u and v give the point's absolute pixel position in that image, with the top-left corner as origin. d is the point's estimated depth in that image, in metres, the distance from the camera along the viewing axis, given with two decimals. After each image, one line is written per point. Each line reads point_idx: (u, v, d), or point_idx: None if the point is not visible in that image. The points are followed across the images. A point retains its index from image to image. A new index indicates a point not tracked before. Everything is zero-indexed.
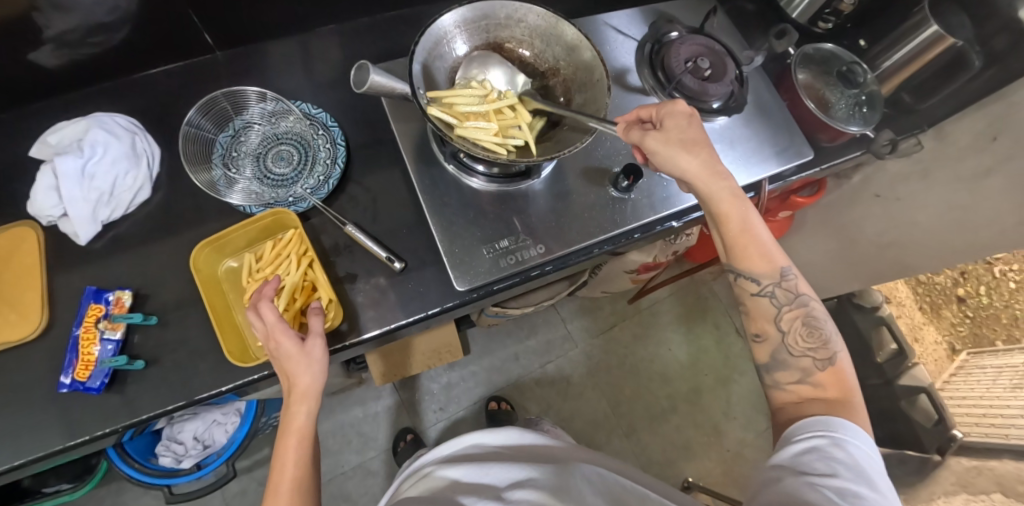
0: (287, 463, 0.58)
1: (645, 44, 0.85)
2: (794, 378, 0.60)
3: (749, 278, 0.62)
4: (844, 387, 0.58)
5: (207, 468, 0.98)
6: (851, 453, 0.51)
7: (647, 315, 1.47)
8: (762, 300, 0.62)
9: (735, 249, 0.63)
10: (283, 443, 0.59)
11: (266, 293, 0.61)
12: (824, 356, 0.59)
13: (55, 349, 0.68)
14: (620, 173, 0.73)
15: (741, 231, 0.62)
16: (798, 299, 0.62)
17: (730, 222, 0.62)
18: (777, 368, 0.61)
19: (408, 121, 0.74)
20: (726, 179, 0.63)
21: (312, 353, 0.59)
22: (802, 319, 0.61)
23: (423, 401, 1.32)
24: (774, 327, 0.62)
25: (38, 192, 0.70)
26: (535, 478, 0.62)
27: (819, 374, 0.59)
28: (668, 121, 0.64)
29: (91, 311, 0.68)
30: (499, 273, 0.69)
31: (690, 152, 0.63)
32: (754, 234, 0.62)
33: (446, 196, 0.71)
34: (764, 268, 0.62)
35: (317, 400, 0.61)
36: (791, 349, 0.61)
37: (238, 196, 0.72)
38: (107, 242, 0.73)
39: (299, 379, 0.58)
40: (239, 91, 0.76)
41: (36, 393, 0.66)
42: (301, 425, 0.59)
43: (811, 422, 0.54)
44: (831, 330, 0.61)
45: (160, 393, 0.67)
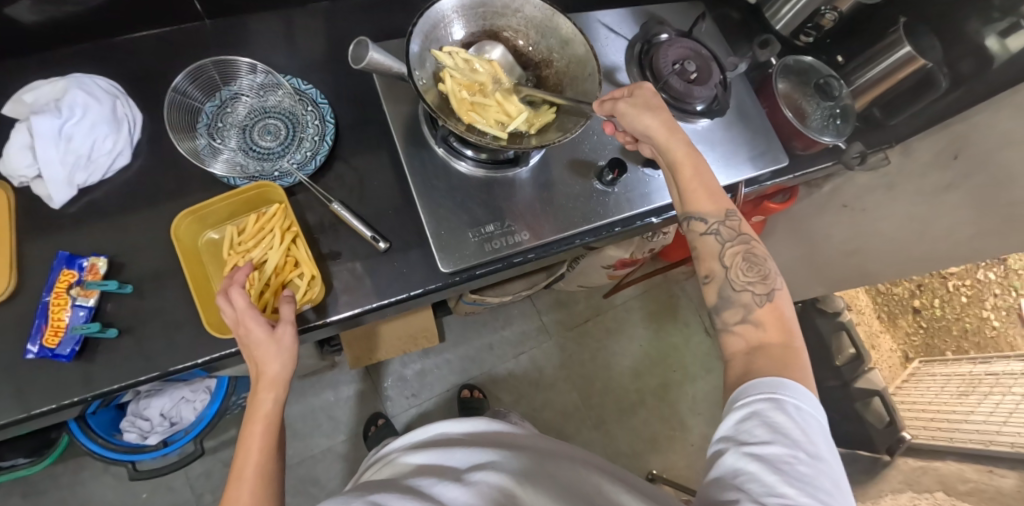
0: (251, 451, 0.56)
1: (635, 44, 0.87)
2: (738, 317, 0.60)
3: (697, 217, 0.63)
4: (786, 330, 0.58)
5: (174, 445, 0.98)
6: (792, 415, 0.50)
7: (620, 311, 1.50)
8: (708, 237, 0.63)
9: (685, 195, 0.65)
10: (248, 430, 0.57)
11: (237, 278, 0.60)
12: (763, 291, 0.60)
13: (23, 314, 0.66)
14: (606, 166, 0.75)
15: (692, 178, 0.64)
16: (740, 237, 0.63)
17: (683, 168, 0.65)
18: (724, 307, 0.61)
19: (399, 103, 0.74)
20: (681, 133, 0.65)
21: (282, 340, 0.58)
22: (743, 254, 0.62)
23: (396, 387, 1.32)
24: (720, 265, 0.63)
25: (12, 151, 0.68)
26: (498, 463, 0.60)
27: (759, 311, 0.59)
28: (637, 91, 0.66)
29: (63, 277, 0.66)
30: (483, 257, 0.70)
31: (652, 114, 0.65)
32: (705, 180, 0.64)
33: (434, 179, 0.72)
34: (712, 206, 0.63)
35: (285, 387, 0.60)
36: (734, 284, 0.61)
37: (221, 166, 0.72)
38: (82, 207, 0.71)
39: (267, 366, 0.58)
40: (230, 60, 0.76)
41: (1, 358, 0.64)
42: (268, 412, 0.58)
43: (756, 383, 0.53)
44: (773, 267, 0.62)
45: (132, 363, 0.66)
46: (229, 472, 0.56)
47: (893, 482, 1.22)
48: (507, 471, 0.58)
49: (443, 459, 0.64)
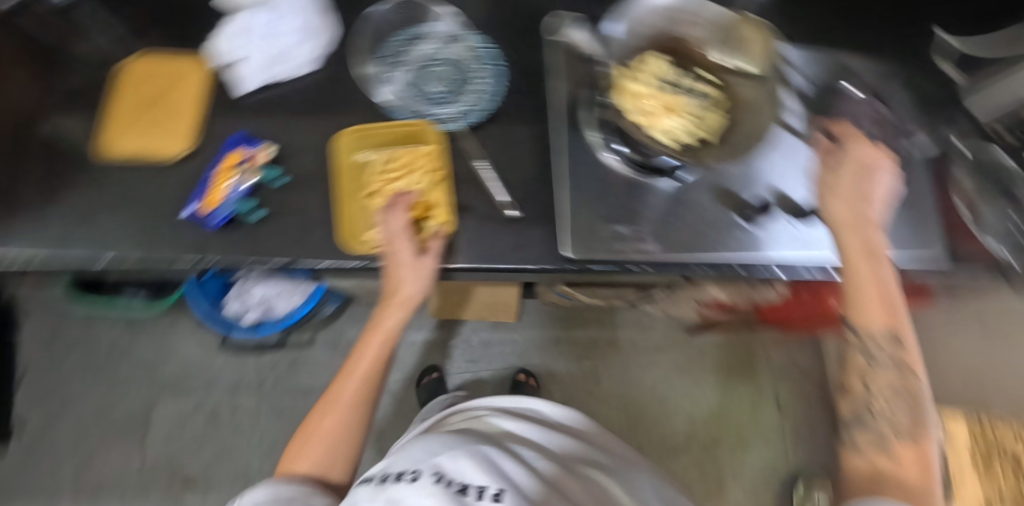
0: (366, 355, 0.65)
1: (813, 91, 0.83)
2: (868, 440, 0.61)
3: (856, 330, 0.63)
4: (925, 474, 0.57)
5: (265, 329, 1.07)
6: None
7: (696, 352, 1.44)
8: (858, 354, 0.63)
9: (850, 298, 0.63)
10: (368, 337, 0.66)
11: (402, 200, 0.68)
12: (907, 430, 0.60)
13: (193, 176, 0.75)
14: (754, 205, 0.71)
15: (867, 281, 0.62)
16: (901, 366, 0.61)
17: (859, 273, 0.62)
18: (856, 425, 0.63)
19: (564, 82, 0.76)
20: (868, 233, 0.64)
21: (421, 269, 0.65)
22: (894, 384, 0.62)
23: (458, 347, 1.37)
24: (862, 384, 0.64)
25: (224, 37, 0.79)
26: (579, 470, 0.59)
27: (896, 445, 0.60)
28: (844, 173, 0.67)
29: (235, 154, 0.73)
30: (605, 254, 0.69)
31: (846, 202, 0.65)
32: (883, 289, 0.61)
33: (578, 166, 0.72)
34: (878, 319, 0.61)
35: (410, 311, 0.66)
36: (874, 409, 0.62)
37: (390, 95, 0.77)
38: (264, 99, 0.78)
39: (403, 287, 0.64)
40: (422, 7, 0.82)
41: (167, 208, 0.73)
42: (388, 327, 0.65)
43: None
44: (922, 403, 0.61)
45: (261, 247, 0.71)
46: (340, 371, 0.66)
47: None
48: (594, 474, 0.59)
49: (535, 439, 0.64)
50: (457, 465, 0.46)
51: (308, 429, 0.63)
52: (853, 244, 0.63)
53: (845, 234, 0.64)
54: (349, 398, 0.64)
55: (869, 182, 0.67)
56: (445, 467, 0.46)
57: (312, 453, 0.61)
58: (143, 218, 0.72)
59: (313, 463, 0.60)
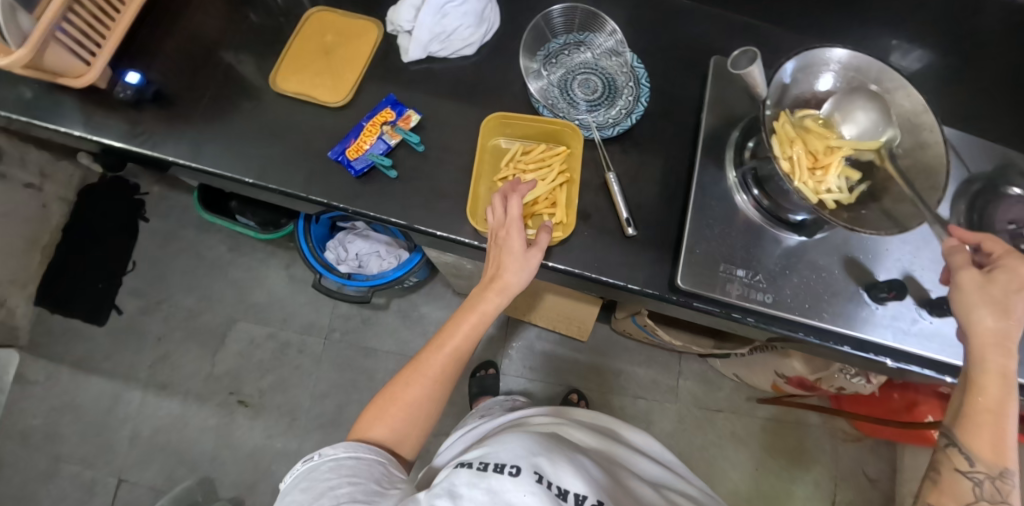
0: (459, 334, 0.65)
1: (973, 182, 0.77)
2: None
3: (963, 451, 0.55)
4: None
5: (353, 282, 1.09)
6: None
7: (759, 425, 1.35)
8: (964, 478, 0.54)
9: (966, 415, 0.56)
10: (465, 315, 0.65)
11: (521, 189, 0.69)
12: None
13: (345, 125, 0.81)
14: (884, 283, 0.67)
15: (989, 407, 0.54)
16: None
17: (987, 394, 0.55)
18: None
19: (716, 115, 0.73)
20: (1009, 357, 0.55)
21: (529, 259, 0.66)
22: None
23: (519, 350, 1.37)
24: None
25: (402, 5, 0.81)
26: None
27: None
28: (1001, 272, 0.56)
29: (384, 113, 0.79)
30: (716, 294, 0.67)
31: (996, 317, 0.55)
32: (1004, 420, 0.54)
33: (709, 200, 0.69)
34: (988, 455, 0.54)
35: (508, 299, 0.67)
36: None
37: (537, 91, 0.79)
38: (422, 70, 0.83)
39: (507, 273, 0.65)
40: (597, 16, 0.82)
41: (316, 148, 0.80)
42: (486, 311, 0.65)
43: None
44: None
45: (387, 203, 0.76)
46: (433, 337, 0.65)
47: None
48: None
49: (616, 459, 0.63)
50: (556, 470, 0.46)
51: (389, 393, 0.63)
52: (987, 366, 0.55)
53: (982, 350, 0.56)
54: (438, 371, 0.64)
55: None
56: (546, 467, 0.46)
57: (392, 421, 0.62)
58: (293, 153, 0.79)
59: (388, 430, 0.61)
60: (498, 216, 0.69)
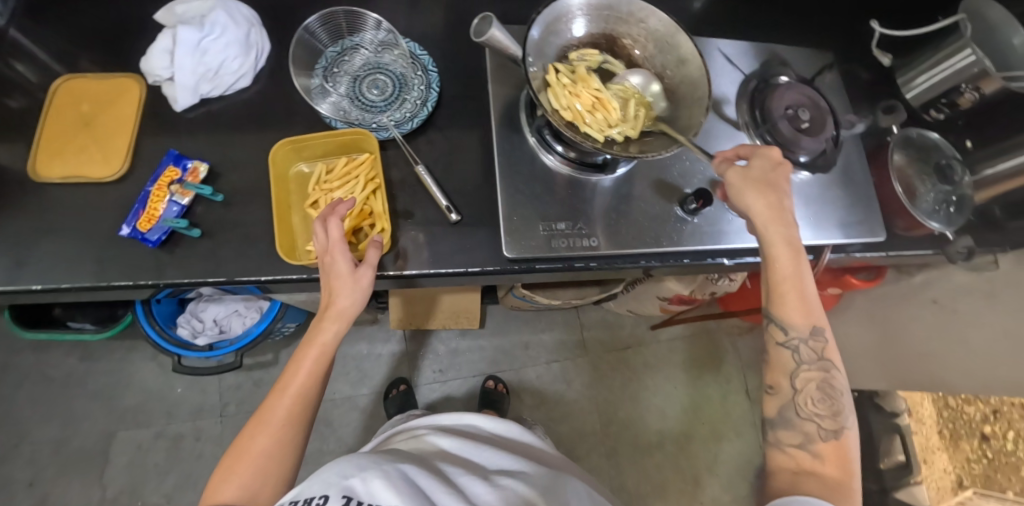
0: (300, 372, 0.63)
1: (750, 80, 0.85)
2: (795, 441, 0.60)
3: (780, 326, 0.62)
4: (844, 468, 0.58)
5: (217, 351, 1.03)
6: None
7: (663, 348, 1.46)
8: (785, 350, 0.62)
9: (774, 296, 0.63)
10: (304, 351, 0.64)
11: (340, 209, 0.65)
12: (831, 426, 0.60)
13: (128, 195, 0.73)
14: (691, 194, 0.73)
15: (788, 278, 0.62)
16: (821, 362, 0.61)
17: (782, 268, 0.62)
18: (782, 426, 0.61)
19: (504, 85, 0.76)
20: (788, 227, 0.63)
21: (359, 280, 0.64)
22: (818, 382, 0.61)
23: (425, 358, 1.35)
24: (788, 382, 0.62)
25: (154, 53, 0.75)
26: (525, 474, 0.65)
27: (822, 444, 0.59)
28: (755, 161, 0.66)
29: (168, 172, 0.72)
30: (548, 252, 0.70)
31: (767, 195, 0.63)
32: (800, 284, 0.62)
33: (521, 166, 0.73)
34: (800, 321, 0.61)
35: (347, 324, 0.65)
36: (800, 410, 0.60)
37: (327, 107, 0.76)
38: (200, 114, 0.77)
39: (339, 299, 0.63)
40: (358, 13, 0.79)
41: (101, 228, 0.71)
42: (325, 341, 0.63)
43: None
44: (846, 404, 0.61)
45: (202, 264, 0.71)
46: (277, 383, 0.63)
47: None
48: (531, 484, 0.63)
49: (467, 451, 0.69)
50: (370, 486, 0.53)
51: (240, 448, 0.60)
52: (772, 243, 0.62)
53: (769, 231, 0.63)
54: (284, 414, 0.61)
55: (785, 176, 0.65)
56: (356, 489, 0.52)
57: (241, 479, 0.57)
58: (75, 241, 0.70)
59: (240, 489, 0.57)
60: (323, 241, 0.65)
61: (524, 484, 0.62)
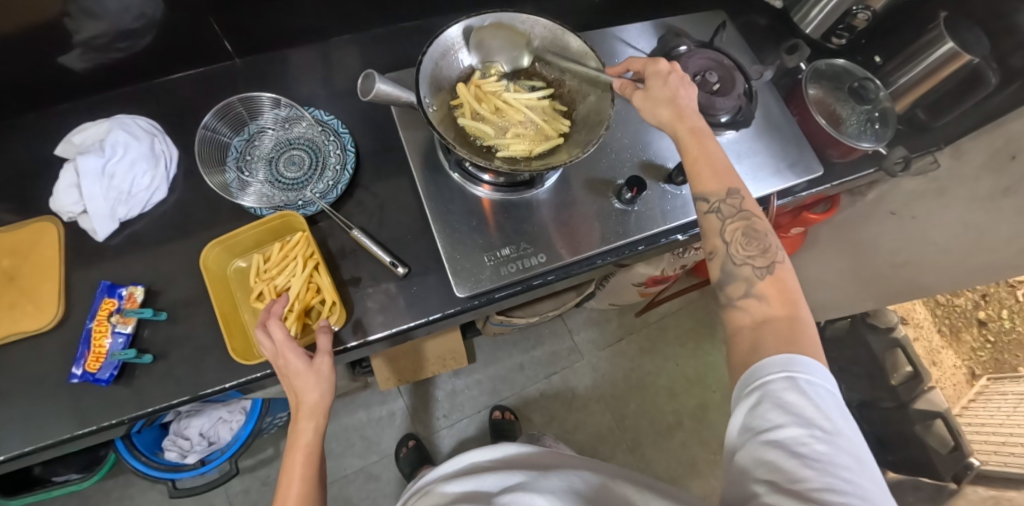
0: (294, 478, 0.61)
1: (653, 58, 0.86)
2: (741, 291, 0.57)
3: (698, 196, 0.60)
4: (789, 304, 0.54)
5: (210, 464, 1.01)
6: (805, 392, 0.47)
7: (655, 328, 1.46)
8: (710, 216, 0.60)
9: (688, 173, 0.62)
10: (291, 459, 0.61)
11: (275, 310, 0.63)
12: (765, 264, 0.57)
13: (69, 340, 0.70)
14: (675, 169, 0.77)
15: (698, 157, 0.61)
16: (743, 213, 0.59)
17: (689, 149, 0.62)
18: (726, 283, 0.58)
19: (417, 130, 0.77)
20: (689, 118, 0.63)
21: (320, 370, 0.62)
22: (744, 230, 0.59)
23: (426, 407, 1.33)
24: (721, 241, 0.60)
25: (60, 190, 0.73)
26: (524, 483, 0.65)
27: (762, 284, 0.56)
28: (649, 82, 0.66)
29: (104, 305, 0.70)
30: (500, 280, 0.72)
31: (661, 104, 0.64)
32: (710, 157, 0.61)
33: (451, 204, 0.74)
34: (714, 187, 0.60)
35: (324, 415, 0.64)
36: (735, 258, 0.58)
37: (250, 198, 0.75)
38: (124, 238, 0.75)
39: (307, 395, 0.61)
40: (253, 97, 0.79)
41: (51, 381, 0.68)
42: (307, 441, 0.62)
43: (767, 363, 0.50)
44: (774, 241, 0.59)
45: (165, 388, 0.69)
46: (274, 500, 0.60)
47: None
48: (534, 488, 0.63)
49: (473, 487, 0.68)
50: None
51: None
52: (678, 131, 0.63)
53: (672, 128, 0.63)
54: None
55: (679, 83, 0.65)
56: None
57: None
58: (24, 403, 0.67)
59: None
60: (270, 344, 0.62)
61: (529, 490, 0.62)
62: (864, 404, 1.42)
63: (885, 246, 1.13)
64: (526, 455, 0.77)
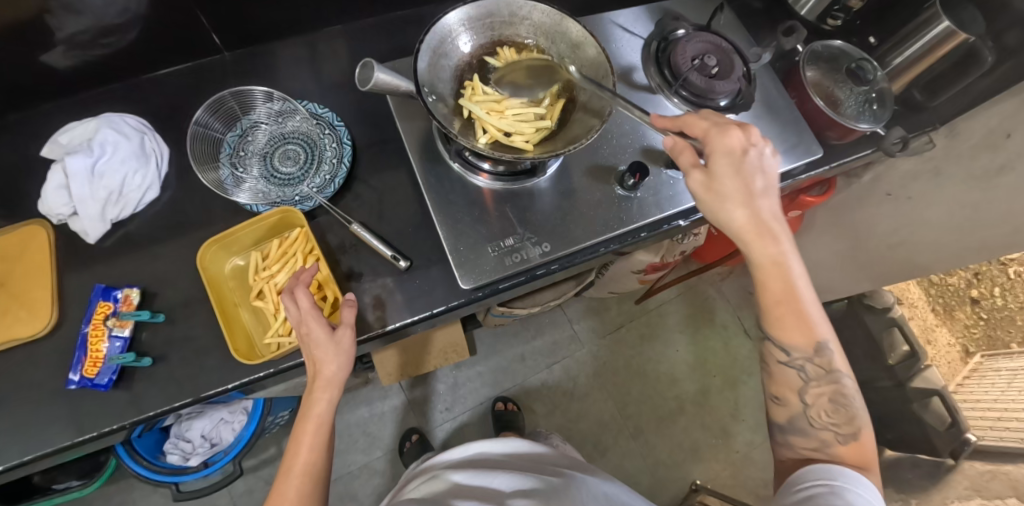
0: (302, 447, 0.62)
1: (650, 43, 0.85)
2: (812, 446, 0.60)
3: (780, 347, 0.61)
4: (865, 462, 0.58)
5: (214, 466, 1.01)
6: (851, 499, 0.53)
7: (654, 315, 1.46)
8: (789, 369, 0.61)
9: (771, 315, 0.60)
10: (302, 428, 0.62)
11: (302, 278, 0.63)
12: (849, 431, 0.59)
13: (65, 344, 0.69)
14: None
15: (780, 296, 0.59)
16: (830, 376, 0.60)
17: (770, 286, 0.59)
18: (795, 433, 0.62)
19: (415, 120, 0.76)
20: (774, 238, 0.59)
21: (341, 343, 0.62)
22: (830, 396, 0.61)
23: (428, 401, 1.32)
24: (798, 398, 0.62)
25: (48, 191, 0.71)
26: (538, 488, 0.67)
27: (840, 448, 0.59)
28: (715, 164, 0.61)
29: (100, 308, 0.68)
30: (504, 271, 0.71)
31: (736, 208, 0.60)
32: (793, 300, 0.59)
33: (451, 195, 0.73)
34: (801, 340, 0.60)
35: (339, 388, 0.64)
36: (812, 421, 0.61)
37: (245, 195, 0.73)
38: (117, 240, 0.74)
39: (325, 367, 0.61)
40: (244, 91, 0.77)
41: (48, 388, 0.67)
42: (320, 413, 0.62)
43: (814, 471, 0.57)
44: (860, 407, 0.60)
45: (166, 391, 0.68)
46: (281, 464, 0.61)
47: (959, 488, 1.14)
48: (543, 498, 0.64)
49: (483, 485, 0.69)
50: None
51: None
52: (760, 258, 0.60)
53: (751, 247, 0.60)
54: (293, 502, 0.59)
55: (753, 169, 0.60)
56: None
57: None
58: (23, 411, 0.66)
59: None
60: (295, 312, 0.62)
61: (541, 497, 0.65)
62: (861, 384, 1.45)
63: (882, 226, 1.14)
64: (534, 455, 0.79)
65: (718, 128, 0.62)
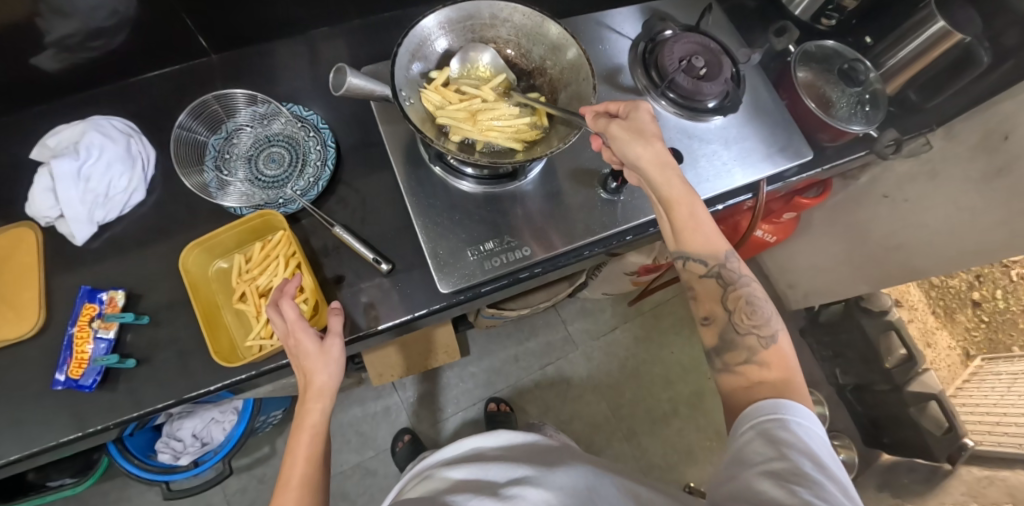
0: (297, 460, 0.60)
1: (638, 44, 0.84)
2: (741, 359, 0.60)
3: (694, 260, 0.64)
4: (786, 368, 0.58)
5: (203, 465, 1.03)
6: (795, 432, 0.50)
7: (649, 317, 1.46)
8: (707, 280, 0.64)
9: (679, 232, 0.64)
10: (296, 440, 0.61)
11: (287, 289, 0.63)
12: (768, 333, 0.60)
13: (51, 346, 0.69)
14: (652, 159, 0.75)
15: (687, 217, 0.63)
16: (740, 280, 0.63)
17: (677, 207, 0.63)
18: (726, 349, 0.61)
19: (398, 124, 0.76)
20: (673, 172, 0.63)
21: (330, 353, 0.62)
22: (745, 298, 0.62)
23: (421, 401, 1.32)
24: (721, 308, 0.63)
25: (36, 194, 0.72)
26: (532, 477, 0.66)
27: (765, 353, 0.59)
28: (631, 114, 0.63)
29: (85, 310, 0.69)
30: (485, 274, 0.71)
31: (643, 149, 0.62)
32: (698, 218, 0.63)
33: (434, 199, 0.73)
34: (711, 250, 0.63)
35: (331, 398, 0.63)
36: (737, 327, 0.61)
37: (231, 197, 0.73)
38: (104, 242, 0.74)
39: (316, 377, 0.61)
40: (227, 95, 0.77)
41: (34, 389, 0.68)
42: (314, 422, 0.61)
43: (760, 405, 0.53)
44: (773, 310, 0.62)
45: (150, 392, 0.68)
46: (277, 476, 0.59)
47: (955, 493, 1.13)
48: (547, 486, 0.64)
49: (481, 478, 0.68)
50: None
51: None
52: (665, 186, 0.63)
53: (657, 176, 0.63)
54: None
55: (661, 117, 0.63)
56: None
57: None
58: (9, 411, 0.66)
59: None
60: (282, 324, 0.62)
61: (548, 489, 0.64)
62: (858, 388, 1.43)
63: (877, 228, 1.13)
64: (529, 443, 0.79)
65: (630, 105, 0.63)
